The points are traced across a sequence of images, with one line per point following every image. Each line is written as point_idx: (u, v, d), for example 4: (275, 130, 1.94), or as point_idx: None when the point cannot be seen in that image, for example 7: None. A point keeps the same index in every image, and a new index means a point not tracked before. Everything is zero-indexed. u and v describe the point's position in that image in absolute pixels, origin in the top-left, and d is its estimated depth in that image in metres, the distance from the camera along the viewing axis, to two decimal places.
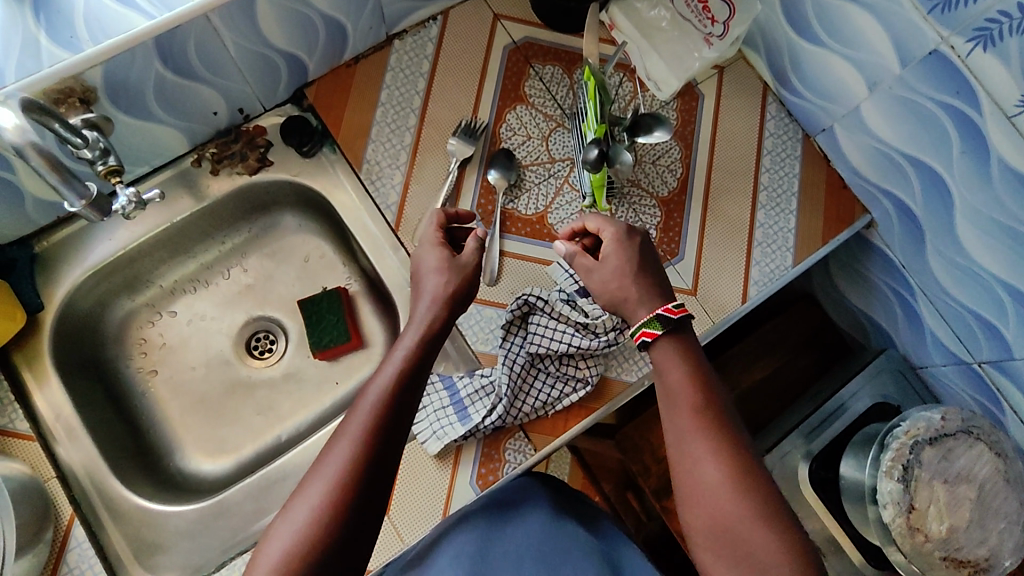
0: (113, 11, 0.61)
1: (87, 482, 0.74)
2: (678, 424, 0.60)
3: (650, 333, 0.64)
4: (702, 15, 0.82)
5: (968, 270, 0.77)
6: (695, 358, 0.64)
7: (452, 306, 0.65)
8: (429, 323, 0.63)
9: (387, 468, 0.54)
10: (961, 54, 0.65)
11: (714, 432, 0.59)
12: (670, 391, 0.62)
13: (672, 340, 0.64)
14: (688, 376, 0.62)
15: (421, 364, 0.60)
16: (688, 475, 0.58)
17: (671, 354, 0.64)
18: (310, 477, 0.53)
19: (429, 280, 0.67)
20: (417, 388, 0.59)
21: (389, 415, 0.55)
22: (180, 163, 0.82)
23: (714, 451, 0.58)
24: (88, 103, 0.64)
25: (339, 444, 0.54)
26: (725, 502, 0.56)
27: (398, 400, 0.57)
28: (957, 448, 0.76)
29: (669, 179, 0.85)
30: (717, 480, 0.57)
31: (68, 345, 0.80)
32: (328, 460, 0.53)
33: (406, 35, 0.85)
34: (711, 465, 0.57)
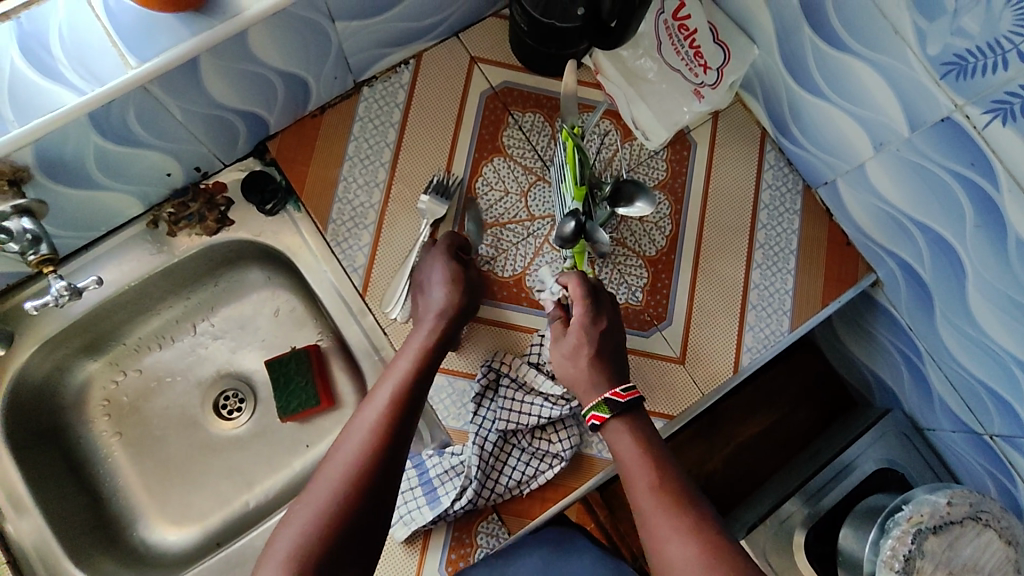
0: (39, 85, 0.56)
1: (40, 564, 0.71)
2: (641, 503, 0.59)
3: (597, 416, 0.64)
4: (694, 62, 0.77)
5: (980, 342, 0.71)
6: (649, 440, 0.63)
7: (447, 329, 0.68)
8: (423, 348, 0.66)
9: (380, 487, 0.57)
10: (977, 124, 0.57)
11: (678, 513, 0.57)
12: (628, 470, 0.61)
13: (623, 421, 0.64)
14: (645, 454, 0.62)
15: (424, 374, 0.64)
16: (656, 554, 0.56)
17: (627, 437, 0.63)
18: (311, 489, 0.56)
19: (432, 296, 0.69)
20: (420, 395, 0.63)
21: (393, 418, 0.60)
22: (138, 225, 0.77)
23: (680, 528, 0.56)
24: (19, 181, 0.59)
25: (332, 465, 0.57)
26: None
27: (403, 404, 0.61)
28: (964, 536, 0.70)
29: (657, 236, 0.79)
30: (686, 556, 0.54)
31: (22, 415, 0.76)
32: (335, 463, 0.57)
33: (376, 82, 0.79)
34: (680, 541, 0.55)
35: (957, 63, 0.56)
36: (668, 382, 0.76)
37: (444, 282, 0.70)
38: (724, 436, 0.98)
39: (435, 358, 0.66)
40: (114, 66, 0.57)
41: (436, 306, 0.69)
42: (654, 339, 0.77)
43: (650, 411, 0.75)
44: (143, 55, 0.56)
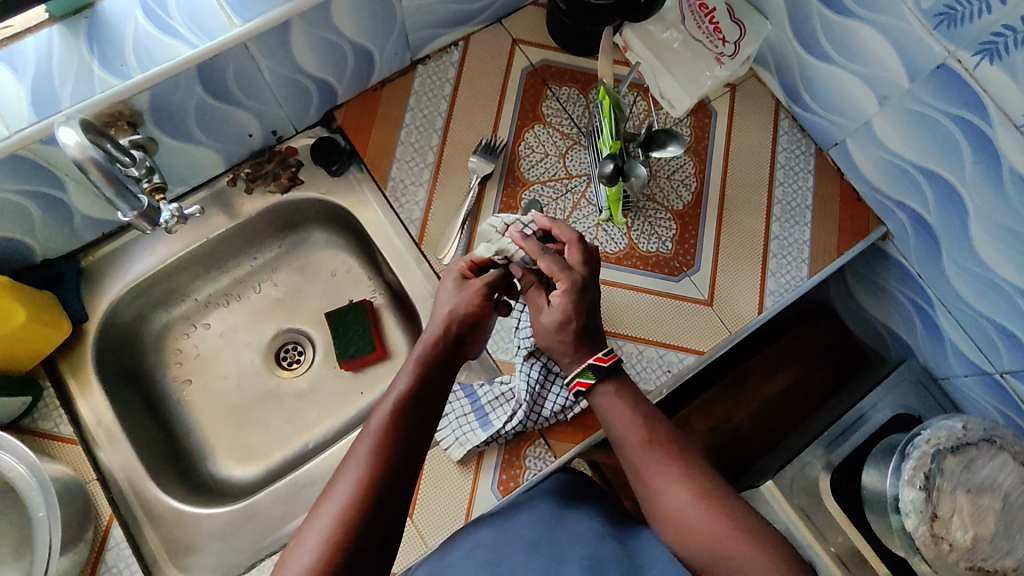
0: (160, 41, 0.66)
1: (126, 485, 0.78)
2: (635, 459, 0.62)
3: (584, 382, 0.65)
4: (713, 36, 0.86)
5: (985, 280, 0.77)
6: (637, 397, 0.65)
7: (463, 325, 0.66)
8: (437, 340, 0.64)
9: (398, 477, 0.55)
10: (968, 67, 0.65)
11: (674, 464, 0.60)
12: (619, 430, 0.63)
13: (610, 384, 0.65)
14: (635, 411, 0.63)
15: (439, 366, 0.63)
16: (654, 504, 0.60)
17: (613, 396, 0.64)
18: (328, 492, 0.54)
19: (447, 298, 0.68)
20: (434, 391, 0.62)
21: (409, 415, 0.59)
22: (216, 183, 0.86)
23: (676, 476, 0.60)
24: (135, 125, 0.69)
25: (347, 468, 0.55)
26: (697, 521, 0.57)
27: (419, 401, 0.60)
28: (980, 458, 0.75)
29: (683, 192, 0.87)
30: (687, 502, 0.58)
31: (110, 354, 0.84)
32: (354, 464, 0.55)
33: (429, 60, 0.89)
34: (677, 489, 0.59)
35: (948, 13, 0.64)
36: (697, 322, 0.83)
37: (462, 288, 0.68)
38: (748, 394, 1.03)
39: (451, 353, 0.65)
40: (223, 25, 0.67)
41: (450, 307, 0.67)
42: (684, 284, 0.84)
43: (682, 347, 0.82)
44: (247, 16, 0.67)
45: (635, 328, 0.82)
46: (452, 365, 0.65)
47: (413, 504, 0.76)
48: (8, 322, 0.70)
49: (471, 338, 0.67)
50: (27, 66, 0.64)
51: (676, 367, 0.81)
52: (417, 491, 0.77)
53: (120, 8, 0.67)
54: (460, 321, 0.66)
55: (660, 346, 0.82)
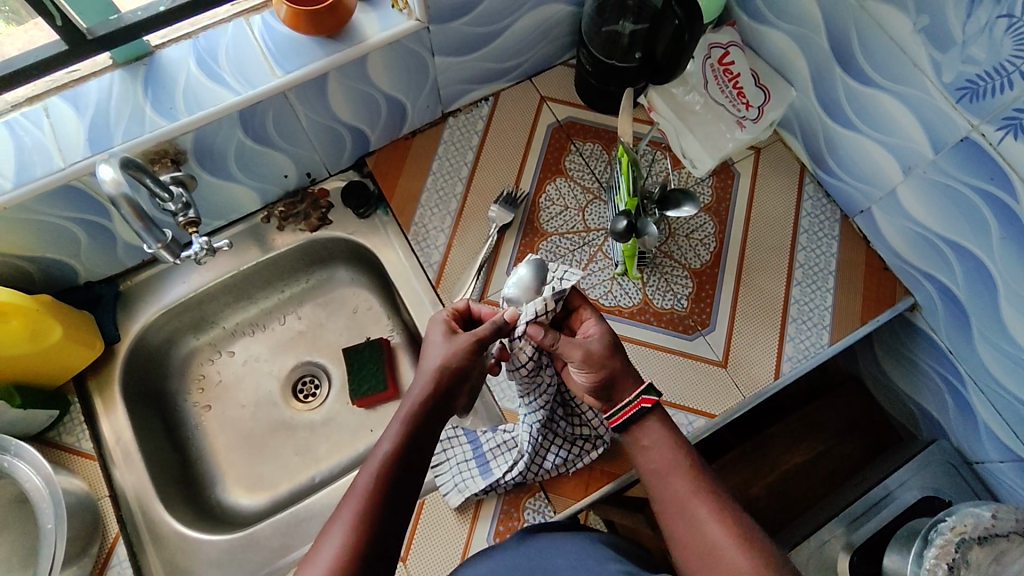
0: (206, 88, 0.71)
1: (135, 504, 0.80)
2: (674, 488, 0.59)
3: (648, 399, 0.63)
4: (737, 100, 0.88)
5: (1018, 360, 0.73)
6: (671, 431, 0.63)
7: (452, 376, 0.63)
8: (431, 384, 0.61)
9: (384, 537, 0.54)
10: (992, 141, 0.64)
11: (708, 501, 0.58)
12: (657, 460, 0.61)
13: (656, 416, 0.63)
14: (673, 443, 0.62)
15: (430, 420, 0.60)
16: (689, 537, 0.57)
17: (657, 426, 0.63)
18: (315, 553, 0.52)
19: (437, 346, 0.65)
20: (426, 446, 0.59)
21: (395, 475, 0.56)
22: (252, 220, 0.92)
23: (712, 512, 0.57)
24: (178, 162, 0.74)
25: (334, 529, 0.53)
26: (735, 560, 0.54)
27: (409, 459, 0.57)
28: (1010, 551, 0.70)
29: (701, 251, 0.87)
30: (723, 538, 0.55)
31: (137, 375, 0.88)
32: (339, 526, 0.53)
33: (460, 113, 0.93)
34: (715, 524, 0.56)
35: (971, 87, 0.63)
36: (710, 384, 0.81)
37: (454, 339, 0.65)
38: (767, 464, 0.98)
39: (442, 406, 0.62)
40: (265, 74, 0.72)
41: (441, 358, 0.63)
42: (697, 343, 0.83)
43: (692, 409, 0.80)
44: (287, 67, 0.72)
45: None
46: (443, 419, 0.62)
47: (406, 549, 0.76)
48: (46, 338, 0.74)
49: (462, 389, 0.64)
50: (88, 106, 0.70)
51: (685, 428, 0.79)
52: (412, 536, 0.76)
53: (175, 57, 0.73)
54: (452, 374, 0.63)
55: (669, 405, 0.80)
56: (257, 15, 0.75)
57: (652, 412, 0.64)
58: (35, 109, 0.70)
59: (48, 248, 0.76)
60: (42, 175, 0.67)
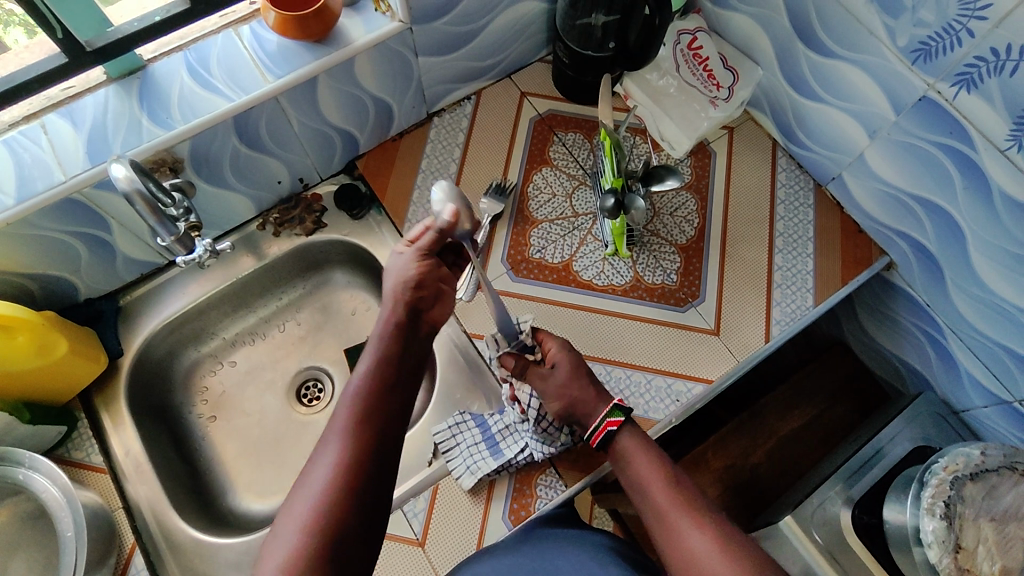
0: (200, 97, 0.74)
1: (148, 515, 0.80)
2: (656, 500, 0.61)
3: (613, 421, 0.68)
4: (708, 82, 0.93)
5: (991, 304, 0.77)
6: (659, 450, 0.66)
7: (413, 288, 0.66)
8: (395, 308, 0.65)
9: (375, 444, 0.56)
10: (948, 97, 0.69)
11: (690, 513, 0.59)
12: (635, 474, 0.64)
13: (629, 433, 0.67)
14: (653, 458, 0.64)
15: (399, 343, 0.63)
16: (673, 549, 0.58)
17: (633, 442, 0.66)
18: (306, 475, 0.54)
19: (393, 271, 0.69)
20: (402, 361, 0.62)
21: (375, 391, 0.59)
22: (246, 228, 0.93)
23: (693, 519, 0.59)
24: (176, 171, 0.76)
25: (322, 449, 0.55)
26: (715, 567, 0.55)
27: (382, 384, 0.59)
28: (1002, 485, 0.74)
29: (686, 227, 0.91)
30: (704, 546, 0.56)
31: (141, 388, 0.89)
32: (326, 445, 0.55)
33: (444, 113, 0.97)
34: (697, 532, 0.58)
35: (923, 48, 0.68)
36: (706, 351, 0.84)
37: (404, 260, 0.69)
38: (765, 430, 1.02)
39: (409, 325, 0.65)
40: (256, 80, 0.75)
41: (398, 276, 0.67)
42: (690, 314, 0.86)
43: (690, 376, 0.83)
44: (278, 73, 0.75)
45: (642, 357, 0.84)
46: (416, 340, 0.65)
47: (424, 534, 0.77)
48: (52, 353, 0.75)
49: (432, 303, 0.67)
50: (84, 121, 0.72)
51: (685, 396, 0.82)
52: (428, 519, 0.78)
53: (167, 70, 0.75)
54: (409, 291, 0.66)
55: (668, 375, 0.83)
56: (245, 25, 0.78)
57: (625, 428, 0.67)
58: (33, 126, 0.72)
59: (48, 264, 0.77)
60: (43, 190, 0.69)
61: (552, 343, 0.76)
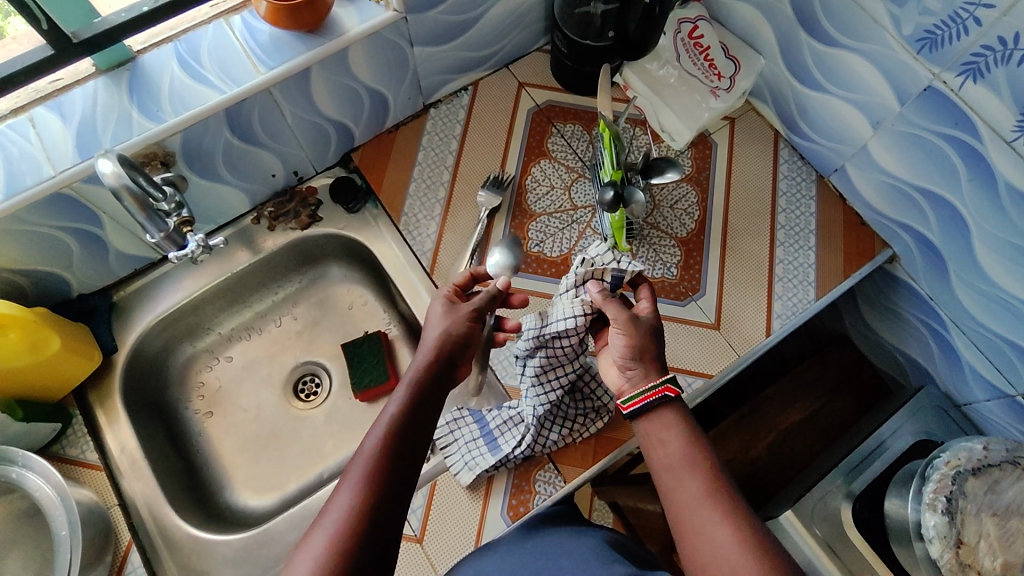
0: (191, 89, 0.72)
1: (145, 512, 0.79)
2: (683, 486, 0.57)
3: (672, 389, 0.63)
4: (709, 72, 0.91)
5: (997, 298, 0.76)
6: (695, 432, 0.61)
7: (453, 342, 0.67)
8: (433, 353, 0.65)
9: (399, 485, 0.55)
10: (954, 87, 0.67)
11: (718, 505, 0.55)
12: (666, 458, 0.59)
13: (668, 413, 0.62)
14: (688, 444, 0.59)
15: (431, 386, 0.63)
16: (695, 542, 0.54)
17: (669, 423, 0.62)
18: (329, 506, 0.53)
19: (435, 323, 0.69)
20: (430, 408, 0.62)
21: (406, 433, 0.58)
22: (240, 223, 0.92)
23: (722, 514, 0.54)
24: (168, 164, 0.75)
25: (348, 482, 0.54)
26: (737, 565, 0.50)
27: (409, 427, 0.59)
28: (1004, 479, 0.73)
29: (686, 220, 0.90)
30: (729, 542, 0.52)
31: (136, 384, 0.88)
32: (352, 479, 0.54)
33: (441, 104, 0.95)
34: (722, 526, 0.53)
35: (929, 37, 0.67)
36: (706, 346, 0.83)
37: (452, 310, 0.70)
38: (764, 423, 1.02)
39: (444, 372, 0.65)
40: (249, 72, 0.73)
41: (441, 328, 0.68)
42: (690, 308, 0.85)
43: (689, 371, 0.82)
44: (271, 64, 0.74)
45: None
46: (444, 387, 0.64)
47: (422, 530, 0.76)
48: (45, 350, 0.74)
49: (463, 358, 0.68)
50: (73, 114, 0.71)
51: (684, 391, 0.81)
52: (426, 517, 0.77)
53: (158, 61, 0.74)
54: (450, 344, 0.66)
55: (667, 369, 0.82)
56: (236, 15, 0.76)
57: (672, 404, 0.63)
58: (20, 120, 0.71)
59: (39, 259, 0.76)
60: (33, 185, 0.67)
61: (646, 302, 0.69)
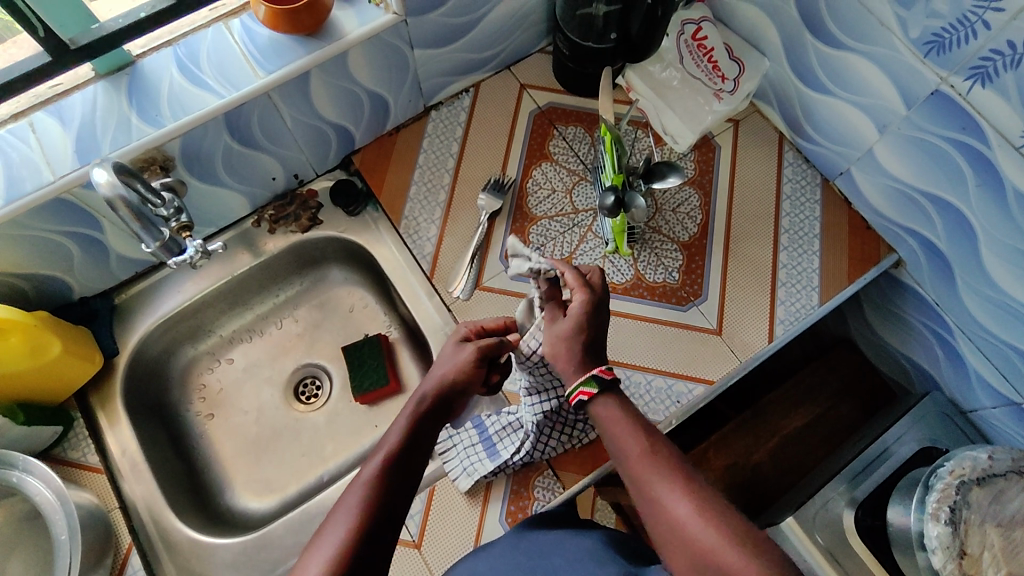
0: (191, 93, 0.72)
1: (145, 515, 0.79)
2: (632, 464, 0.55)
3: (586, 392, 0.60)
4: (713, 74, 0.90)
5: (1003, 305, 0.75)
6: (636, 411, 0.60)
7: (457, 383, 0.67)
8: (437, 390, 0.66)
9: (394, 509, 0.55)
10: (961, 91, 0.66)
11: (668, 477, 0.53)
12: (615, 441, 0.58)
13: (610, 396, 0.60)
14: (636, 423, 0.58)
15: (431, 421, 0.63)
16: (651, 518, 0.52)
17: (612, 408, 0.60)
18: (326, 529, 0.52)
19: (440, 366, 0.69)
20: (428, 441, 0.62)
21: (405, 460, 0.58)
22: (241, 225, 0.92)
23: (676, 484, 0.53)
24: (167, 169, 0.75)
25: (345, 506, 0.53)
26: (697, 534, 0.49)
27: (406, 457, 0.58)
28: (1009, 489, 0.72)
29: (689, 224, 0.89)
30: (685, 513, 0.51)
31: (138, 387, 0.88)
32: (350, 503, 0.53)
33: (442, 106, 0.95)
34: (676, 499, 0.52)
35: (937, 41, 0.66)
36: (707, 351, 0.82)
37: (459, 352, 0.70)
38: (767, 429, 1.01)
39: (444, 408, 0.65)
40: (248, 76, 0.73)
41: (445, 370, 0.68)
42: (692, 313, 0.84)
43: (691, 377, 0.81)
44: (270, 68, 0.73)
45: (642, 358, 0.82)
46: (440, 424, 0.65)
47: (420, 536, 0.76)
48: (46, 353, 0.74)
49: (463, 400, 0.68)
50: (73, 119, 0.71)
51: (685, 397, 0.80)
52: (425, 523, 0.77)
53: (157, 66, 0.73)
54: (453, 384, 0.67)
55: (669, 375, 0.81)
56: (235, 19, 0.76)
57: (604, 393, 0.60)
58: (20, 125, 0.71)
59: (40, 263, 0.76)
60: (32, 190, 0.68)
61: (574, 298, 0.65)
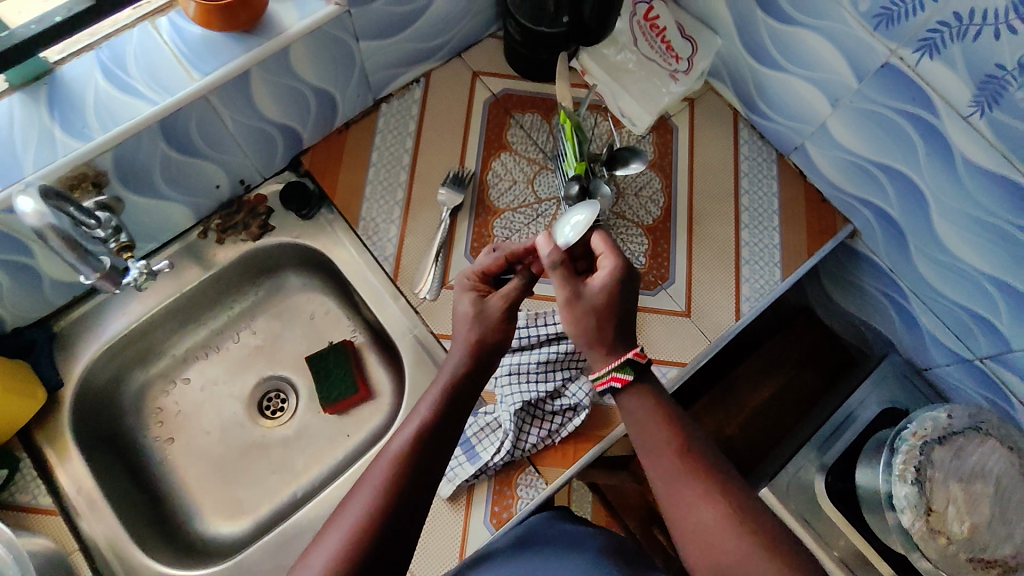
0: (121, 101, 0.66)
1: (109, 552, 0.75)
2: (661, 464, 0.56)
3: (620, 378, 0.59)
4: (666, 55, 0.90)
5: (954, 268, 0.78)
6: (668, 405, 0.59)
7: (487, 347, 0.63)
8: (472, 356, 0.62)
9: (414, 495, 0.54)
10: (910, 63, 0.67)
11: (697, 483, 0.54)
12: (645, 433, 0.58)
13: (644, 386, 0.60)
14: (664, 421, 0.58)
15: (462, 394, 0.61)
16: (682, 519, 0.53)
17: (641, 403, 0.59)
18: (343, 512, 0.53)
19: (462, 325, 0.65)
20: (456, 417, 0.60)
21: (432, 438, 0.57)
22: (187, 237, 0.86)
23: (704, 492, 0.54)
24: (99, 184, 0.69)
25: (362, 490, 0.54)
26: (725, 542, 0.51)
27: (436, 435, 0.57)
28: (967, 445, 0.75)
29: (652, 207, 0.88)
30: (712, 521, 0.52)
31: (88, 418, 0.83)
32: (368, 487, 0.53)
33: (392, 99, 0.91)
34: (704, 505, 0.53)
35: (885, 13, 0.66)
36: (679, 334, 0.83)
37: (479, 305, 0.65)
38: (737, 402, 1.04)
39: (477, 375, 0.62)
40: (181, 79, 0.68)
41: (475, 331, 0.63)
42: (660, 297, 0.85)
43: (664, 360, 0.82)
44: (205, 69, 0.68)
45: None
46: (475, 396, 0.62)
47: None
48: None
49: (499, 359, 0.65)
50: None
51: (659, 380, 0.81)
52: None
53: (78, 72, 0.67)
54: (485, 342, 0.63)
55: None
56: (163, 16, 0.70)
57: (637, 383, 0.60)
58: None
59: None
60: None
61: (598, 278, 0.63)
